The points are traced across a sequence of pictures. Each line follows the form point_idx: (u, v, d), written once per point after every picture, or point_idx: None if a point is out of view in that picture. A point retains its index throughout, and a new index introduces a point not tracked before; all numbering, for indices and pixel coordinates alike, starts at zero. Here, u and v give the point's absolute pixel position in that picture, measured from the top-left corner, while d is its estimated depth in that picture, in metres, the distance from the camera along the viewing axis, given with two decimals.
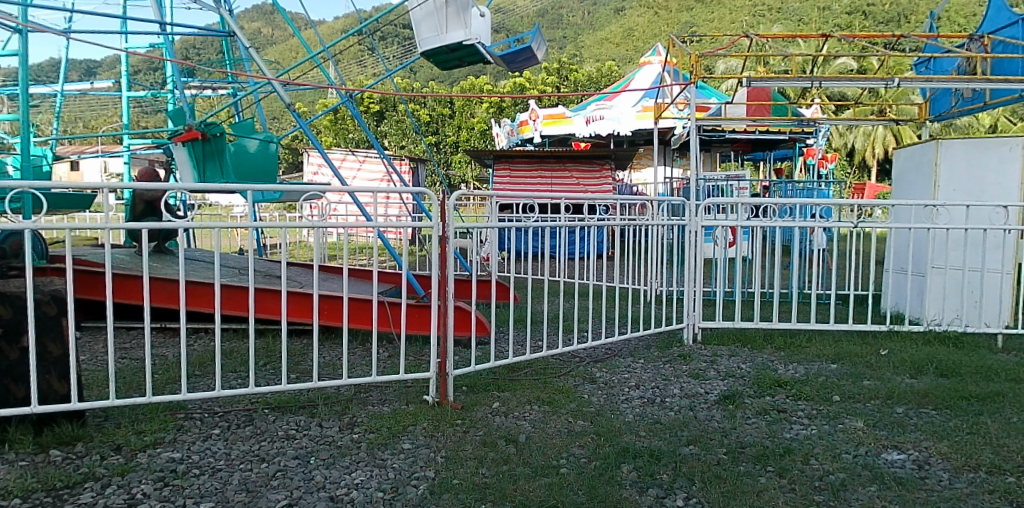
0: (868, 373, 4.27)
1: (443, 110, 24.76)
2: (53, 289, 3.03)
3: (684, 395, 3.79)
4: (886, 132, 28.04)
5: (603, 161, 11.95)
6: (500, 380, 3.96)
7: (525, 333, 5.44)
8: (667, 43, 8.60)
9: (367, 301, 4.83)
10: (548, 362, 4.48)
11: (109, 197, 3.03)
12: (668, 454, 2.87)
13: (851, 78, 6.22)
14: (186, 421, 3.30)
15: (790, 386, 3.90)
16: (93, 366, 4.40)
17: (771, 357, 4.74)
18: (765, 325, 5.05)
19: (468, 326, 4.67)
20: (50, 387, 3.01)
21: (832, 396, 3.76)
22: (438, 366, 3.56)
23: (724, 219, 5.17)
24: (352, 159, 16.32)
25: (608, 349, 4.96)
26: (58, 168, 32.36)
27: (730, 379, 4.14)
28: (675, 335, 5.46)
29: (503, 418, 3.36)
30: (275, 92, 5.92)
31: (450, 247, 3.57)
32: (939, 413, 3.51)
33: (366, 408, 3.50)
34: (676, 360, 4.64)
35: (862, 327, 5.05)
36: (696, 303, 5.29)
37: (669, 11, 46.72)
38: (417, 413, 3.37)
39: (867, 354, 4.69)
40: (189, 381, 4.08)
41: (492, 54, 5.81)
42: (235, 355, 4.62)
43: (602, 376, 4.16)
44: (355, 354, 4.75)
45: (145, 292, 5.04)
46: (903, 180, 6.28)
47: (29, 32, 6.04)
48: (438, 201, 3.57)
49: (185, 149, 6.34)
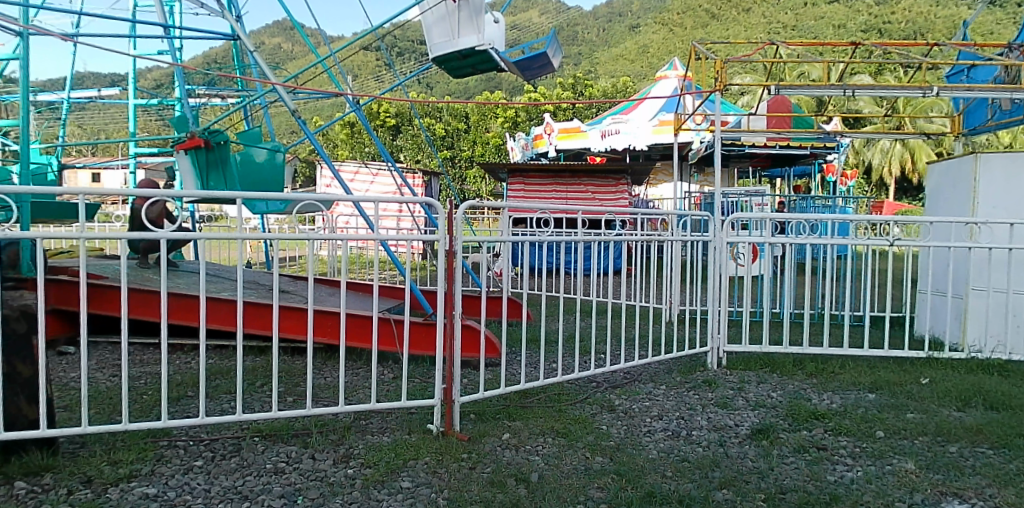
0: (911, 405, 3.93)
1: (458, 125, 24.69)
2: (22, 304, 2.77)
3: (711, 428, 3.47)
4: (904, 150, 27.91)
5: (619, 175, 11.76)
6: (511, 407, 3.65)
7: (539, 355, 5.15)
8: (691, 52, 8.41)
9: (366, 317, 4.61)
10: (563, 387, 4.17)
11: (84, 209, 2.78)
12: (700, 501, 2.54)
13: (886, 87, 5.87)
14: (168, 449, 3.01)
15: (828, 419, 3.59)
16: (80, 386, 4.16)
17: (803, 385, 4.40)
18: (796, 349, 4.73)
19: (477, 347, 4.39)
20: (18, 411, 2.75)
21: (875, 432, 3.43)
22: (444, 393, 3.29)
23: (750, 236, 4.86)
24: (365, 173, 16.22)
25: (627, 373, 4.63)
26: (79, 179, 32.79)
27: (760, 409, 3.82)
28: (698, 359, 5.12)
29: (513, 452, 3.05)
30: (281, 97, 5.68)
31: (457, 262, 3.29)
32: (997, 454, 3.16)
33: (364, 438, 3.22)
34: (701, 386, 4.32)
35: (899, 353, 4.70)
36: (721, 325, 4.96)
37: (684, 28, 46.50)
38: (419, 445, 3.08)
39: (906, 383, 4.34)
40: (178, 404, 3.82)
41: (505, 61, 5.52)
42: (230, 376, 4.35)
43: (622, 404, 3.85)
44: (357, 375, 4.47)
45: (122, 303, 4.87)
46: (940, 197, 5.94)
47: (32, 36, 5.86)
48: (445, 213, 3.28)
49: (189, 157, 5.93)
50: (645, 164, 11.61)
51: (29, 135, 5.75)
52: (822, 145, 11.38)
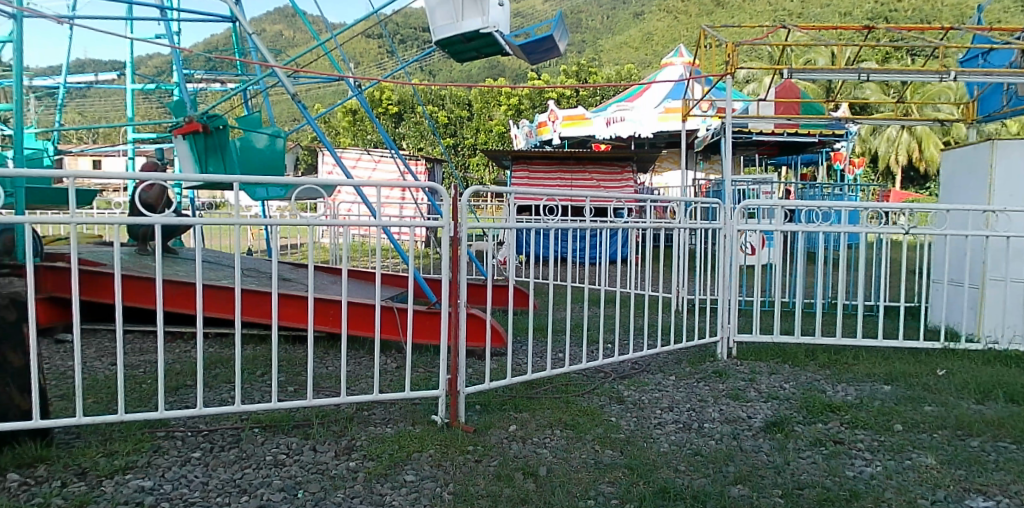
0: (929, 398, 3.83)
1: (461, 112, 24.52)
2: (12, 291, 2.67)
3: (724, 420, 3.37)
4: (910, 139, 27.66)
5: (624, 163, 11.62)
6: (517, 397, 3.56)
7: (545, 345, 5.06)
8: (701, 35, 8.25)
9: (369, 306, 4.53)
10: (570, 378, 4.07)
11: (75, 194, 2.68)
12: (716, 496, 2.45)
13: (902, 71, 5.72)
14: (165, 440, 2.92)
15: (844, 412, 3.49)
16: (78, 375, 4.07)
17: (816, 377, 4.30)
18: (808, 340, 4.63)
19: (483, 335, 4.31)
20: (10, 401, 2.66)
21: (893, 425, 3.33)
22: (449, 384, 3.20)
23: (761, 223, 4.75)
24: (368, 160, 16.09)
25: (635, 363, 4.54)
26: (80, 166, 32.69)
27: (773, 401, 3.72)
28: (707, 349, 5.02)
29: (521, 445, 2.96)
30: (281, 81, 5.55)
31: (462, 249, 3.19)
32: (1021, 449, 3.06)
33: (367, 429, 3.12)
34: (711, 377, 4.22)
35: (914, 344, 4.59)
36: (731, 315, 4.85)
37: (689, 15, 45.99)
38: (424, 437, 2.99)
39: (922, 374, 4.24)
40: (176, 394, 3.74)
41: (510, 44, 5.40)
42: (230, 365, 4.27)
43: (631, 396, 3.76)
44: (360, 364, 4.38)
45: (116, 290, 4.79)
46: (954, 184, 5.80)
47: (26, 18, 5.74)
48: (449, 199, 3.18)
49: (188, 142, 5.95)
50: (651, 151, 11.47)
51: (24, 119, 5.65)
52: (830, 132, 11.22)
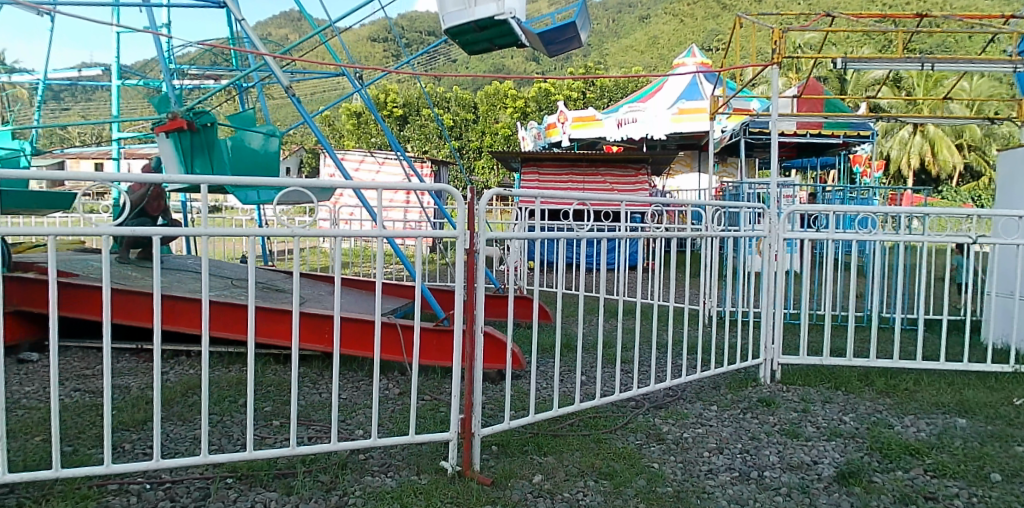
0: (1017, 434, 3.29)
1: (467, 115, 24.10)
2: None
3: (786, 466, 2.85)
4: (922, 142, 26.99)
5: (638, 165, 11.10)
6: (540, 436, 3.05)
7: (566, 366, 4.54)
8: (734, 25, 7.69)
9: (371, 324, 4.02)
10: (599, 409, 3.55)
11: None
12: None
13: (968, 60, 5.17)
14: (117, 497, 2.42)
15: (926, 456, 2.96)
16: (39, 403, 3.58)
17: (877, 407, 3.77)
18: (863, 362, 4.08)
19: (501, 358, 3.81)
20: None
21: (990, 474, 2.80)
22: (462, 424, 2.68)
23: (810, 229, 4.23)
24: (371, 162, 15.63)
25: (668, 390, 4.01)
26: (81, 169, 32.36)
27: (838, 440, 3.19)
28: (746, 371, 4.48)
29: (548, 503, 2.45)
30: (274, 74, 5.07)
31: (479, 264, 2.69)
32: None
33: (363, 479, 2.62)
34: (758, 407, 3.70)
35: (984, 368, 4.04)
36: (775, 333, 4.31)
37: (695, 18, 45.34)
38: (431, 491, 2.49)
39: (999, 405, 3.69)
40: (146, 429, 3.24)
41: (527, 33, 4.89)
42: (212, 392, 3.76)
43: (671, 432, 3.24)
44: (359, 390, 3.88)
45: (88, 304, 4.30)
46: (1015, 187, 5.24)
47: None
48: (463, 204, 2.68)
49: (170, 140, 5.35)
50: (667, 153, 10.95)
51: None
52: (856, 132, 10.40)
